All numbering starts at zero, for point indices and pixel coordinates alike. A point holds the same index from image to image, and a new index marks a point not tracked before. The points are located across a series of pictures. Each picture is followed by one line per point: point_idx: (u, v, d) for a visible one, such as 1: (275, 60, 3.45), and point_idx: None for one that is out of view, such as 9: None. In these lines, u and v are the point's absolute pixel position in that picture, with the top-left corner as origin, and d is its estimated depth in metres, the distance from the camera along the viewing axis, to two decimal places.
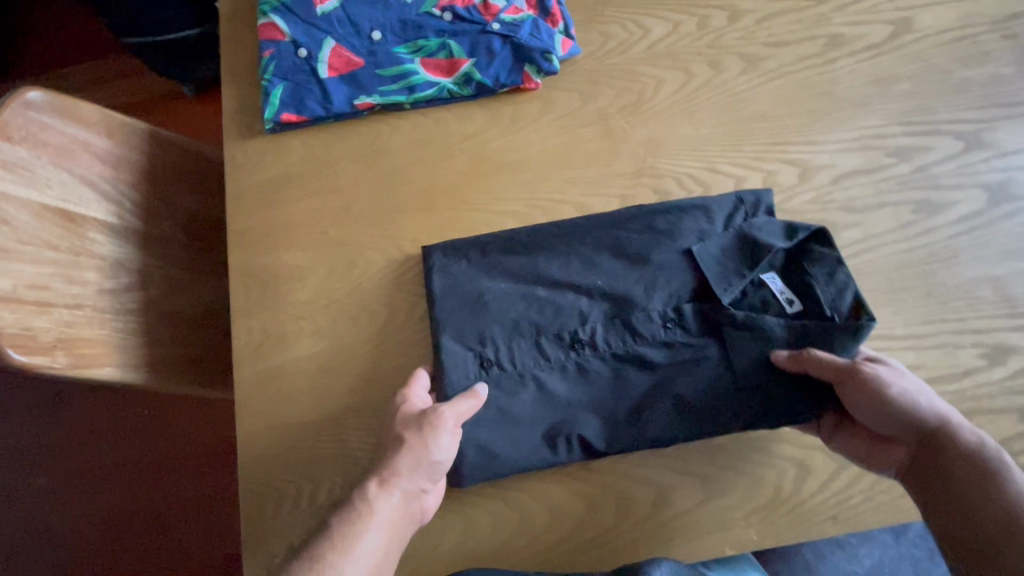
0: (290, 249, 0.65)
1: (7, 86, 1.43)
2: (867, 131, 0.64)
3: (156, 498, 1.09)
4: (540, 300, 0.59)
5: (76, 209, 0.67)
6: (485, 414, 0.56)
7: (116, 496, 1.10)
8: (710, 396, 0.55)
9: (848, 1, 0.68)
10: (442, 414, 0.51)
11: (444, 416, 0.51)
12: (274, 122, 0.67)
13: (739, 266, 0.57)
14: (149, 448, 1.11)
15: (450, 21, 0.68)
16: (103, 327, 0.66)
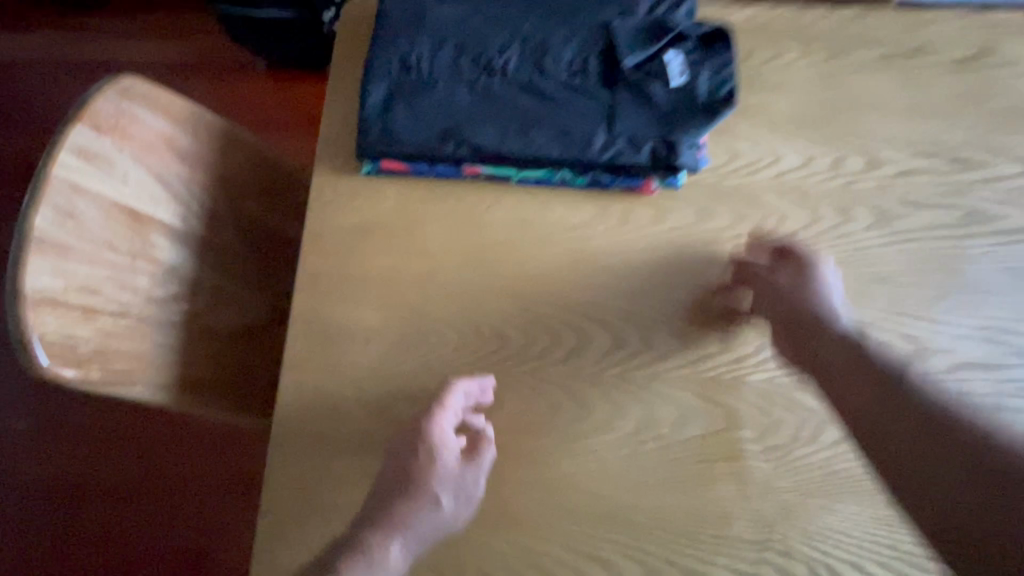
0: (360, 305, 0.60)
1: (93, 23, 1.52)
2: (992, 323, 0.60)
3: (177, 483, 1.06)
4: (470, 31, 0.64)
5: (143, 208, 0.62)
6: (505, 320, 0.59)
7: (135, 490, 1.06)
8: (588, 120, 0.61)
9: (994, 177, 0.65)
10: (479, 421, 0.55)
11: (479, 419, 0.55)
12: (373, 167, 0.63)
13: (646, 40, 0.63)
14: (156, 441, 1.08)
15: (575, 89, 0.62)
16: (144, 340, 0.61)
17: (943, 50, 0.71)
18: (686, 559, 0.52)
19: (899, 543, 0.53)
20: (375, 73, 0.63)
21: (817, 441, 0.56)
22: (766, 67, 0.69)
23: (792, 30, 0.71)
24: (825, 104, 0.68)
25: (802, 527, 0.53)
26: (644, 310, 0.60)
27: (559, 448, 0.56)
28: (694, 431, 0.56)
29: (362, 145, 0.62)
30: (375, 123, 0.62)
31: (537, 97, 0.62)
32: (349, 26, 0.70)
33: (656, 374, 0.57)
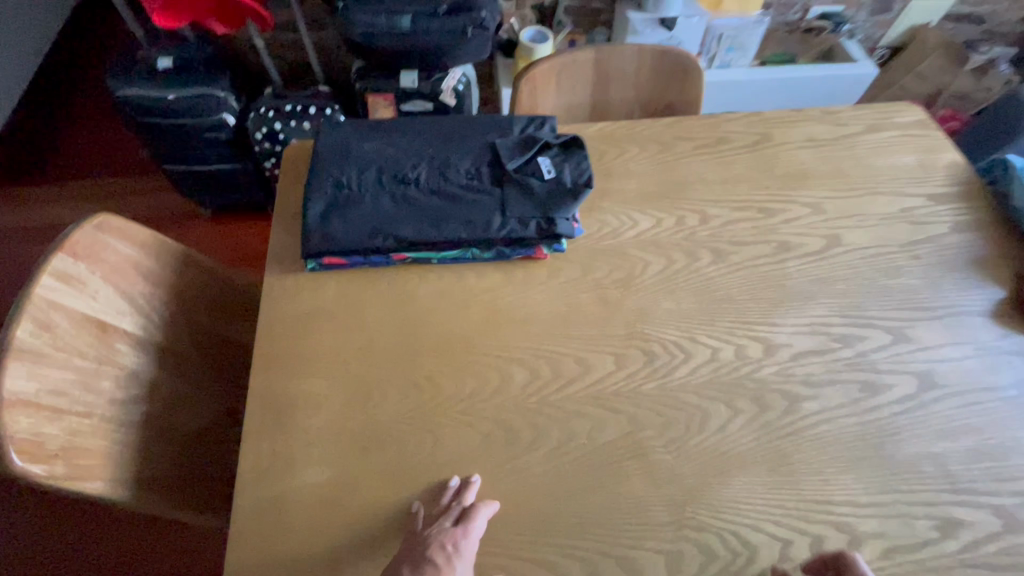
0: (311, 376, 0.69)
1: (45, 190, 1.72)
2: (815, 319, 0.77)
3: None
4: (388, 157, 0.84)
5: (110, 320, 0.71)
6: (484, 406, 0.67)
7: None
8: (486, 209, 0.79)
9: (790, 218, 0.88)
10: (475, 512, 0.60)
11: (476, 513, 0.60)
12: (317, 263, 0.77)
13: (521, 151, 0.85)
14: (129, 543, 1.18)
15: (473, 189, 0.81)
16: (105, 438, 0.66)
17: (738, 138, 0.98)
18: (615, 548, 0.60)
19: (788, 504, 0.63)
20: (313, 194, 0.79)
21: (705, 430, 0.68)
22: (614, 163, 0.93)
23: (630, 136, 0.97)
24: (663, 182, 0.91)
25: (707, 504, 0.63)
26: (551, 346, 0.73)
27: (495, 471, 0.64)
28: (605, 437, 0.67)
29: (306, 247, 0.76)
30: (317, 229, 0.77)
31: (445, 198, 0.80)
32: (290, 163, 0.88)
33: (568, 396, 0.69)
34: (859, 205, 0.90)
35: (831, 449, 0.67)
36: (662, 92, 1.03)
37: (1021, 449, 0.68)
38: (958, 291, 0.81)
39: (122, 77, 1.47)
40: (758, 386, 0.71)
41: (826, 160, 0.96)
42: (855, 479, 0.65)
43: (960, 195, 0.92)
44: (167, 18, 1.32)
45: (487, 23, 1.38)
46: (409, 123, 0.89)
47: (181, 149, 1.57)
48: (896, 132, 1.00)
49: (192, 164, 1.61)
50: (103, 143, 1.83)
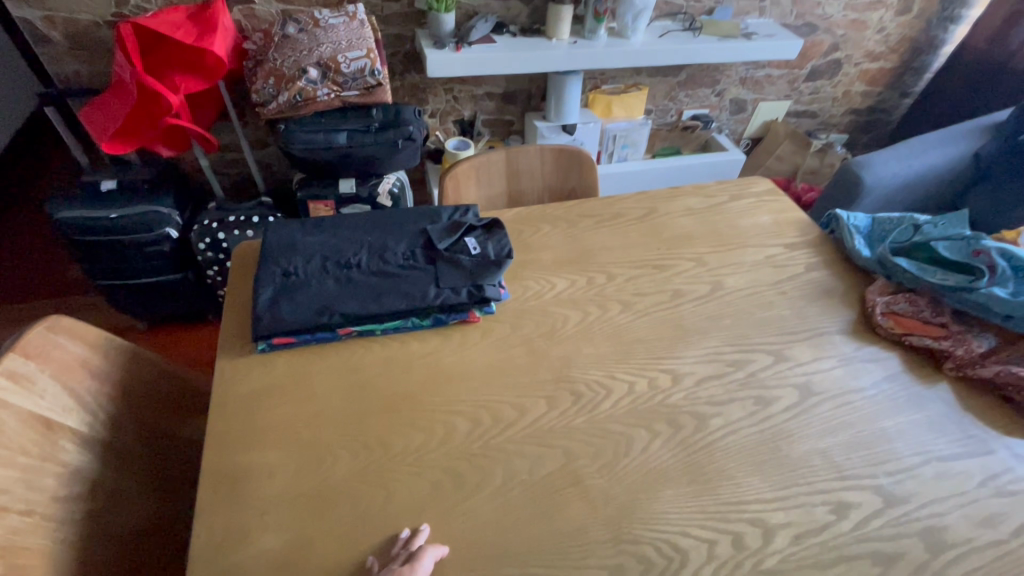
0: (264, 449, 0.73)
1: None
2: (710, 350, 0.91)
3: None
4: (331, 248, 0.95)
5: (56, 417, 0.72)
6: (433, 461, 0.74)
7: None
8: (422, 283, 0.91)
9: (680, 271, 1.06)
10: (423, 555, 0.63)
11: (424, 556, 0.63)
12: (267, 344, 0.84)
13: (449, 234, 0.99)
14: None
15: (409, 268, 0.93)
16: (45, 537, 0.65)
17: (630, 212, 1.18)
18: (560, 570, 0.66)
19: (707, 508, 0.72)
20: (262, 283, 0.88)
21: (630, 452, 0.77)
22: (531, 239, 1.09)
23: (542, 217, 1.15)
24: (573, 251, 1.08)
25: (641, 518, 0.70)
26: (488, 396, 0.82)
27: (446, 514, 0.69)
28: (543, 470, 0.74)
29: (256, 330, 0.83)
30: (266, 313, 0.84)
31: (384, 277, 0.91)
32: (239, 258, 0.97)
33: (508, 438, 0.77)
34: (733, 256, 1.10)
35: (739, 455, 0.77)
36: (564, 180, 1.23)
37: (887, 437, 0.82)
38: (818, 316, 0.99)
39: (63, 200, 1.53)
40: (671, 410, 0.82)
41: (703, 223, 1.17)
42: (761, 479, 0.75)
43: (808, 243, 1.14)
44: (116, 146, 1.40)
45: (414, 136, 1.58)
46: (349, 218, 1.02)
47: (120, 264, 1.60)
48: (753, 199, 1.24)
49: (130, 278, 1.63)
50: (36, 263, 1.82)
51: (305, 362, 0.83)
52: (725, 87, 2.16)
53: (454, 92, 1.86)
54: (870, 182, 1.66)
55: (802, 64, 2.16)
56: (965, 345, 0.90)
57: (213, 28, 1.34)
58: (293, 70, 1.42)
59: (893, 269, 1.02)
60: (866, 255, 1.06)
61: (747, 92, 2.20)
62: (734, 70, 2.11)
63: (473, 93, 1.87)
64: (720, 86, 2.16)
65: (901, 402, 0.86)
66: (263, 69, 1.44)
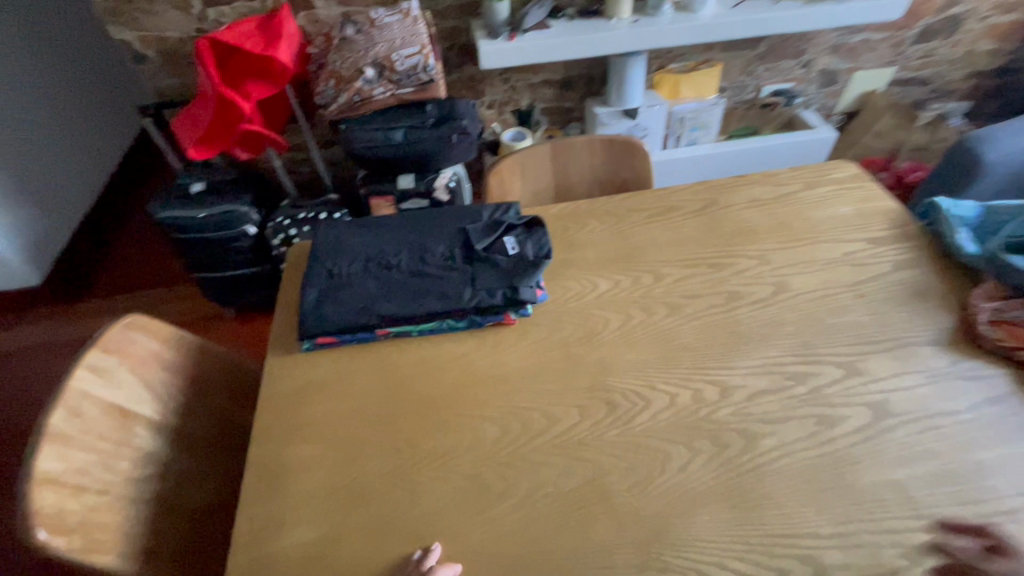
0: (301, 444, 0.77)
1: (92, 301, 1.94)
2: (767, 360, 0.83)
3: None
4: (374, 248, 0.97)
5: (131, 406, 0.81)
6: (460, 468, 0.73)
7: None
8: (457, 285, 0.90)
9: (739, 270, 0.96)
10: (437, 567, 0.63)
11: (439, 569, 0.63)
12: (311, 343, 0.87)
13: (488, 233, 0.97)
14: None
15: (446, 269, 0.93)
16: (118, 514, 0.73)
17: (686, 205, 1.09)
18: None
19: (751, 539, 0.65)
20: (309, 284, 0.92)
21: (666, 470, 0.71)
22: (576, 236, 1.05)
23: (589, 212, 1.10)
24: (621, 248, 1.02)
25: (674, 544, 0.65)
26: (520, 401, 0.79)
27: (468, 523, 0.68)
28: (570, 483, 0.71)
29: (301, 330, 0.87)
30: (311, 313, 0.88)
31: (422, 278, 0.92)
32: (293, 259, 1.02)
33: (536, 446, 0.75)
34: (803, 253, 0.98)
35: (793, 482, 0.69)
36: (615, 172, 1.16)
37: (983, 471, 0.69)
38: (905, 324, 0.86)
39: (161, 201, 1.70)
40: (717, 426, 0.75)
41: (770, 216, 1.05)
42: (818, 511, 0.67)
43: (899, 236, 0.99)
44: (201, 152, 1.52)
45: (468, 130, 1.58)
46: (393, 218, 1.03)
47: (208, 258, 1.76)
48: (833, 187, 1.10)
49: (216, 271, 1.79)
50: (145, 257, 2.07)
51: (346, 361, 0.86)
52: (813, 57, 1.93)
53: (511, 82, 1.82)
54: (993, 160, 1.42)
55: (910, 24, 1.87)
56: None
57: (279, 35, 1.42)
58: (351, 71, 1.47)
59: (1006, 269, 0.85)
60: (972, 251, 0.90)
61: (841, 61, 1.96)
62: (824, 36, 1.88)
63: (530, 81, 1.83)
64: (806, 56, 1.93)
65: (1005, 431, 0.73)
66: (325, 71, 1.50)
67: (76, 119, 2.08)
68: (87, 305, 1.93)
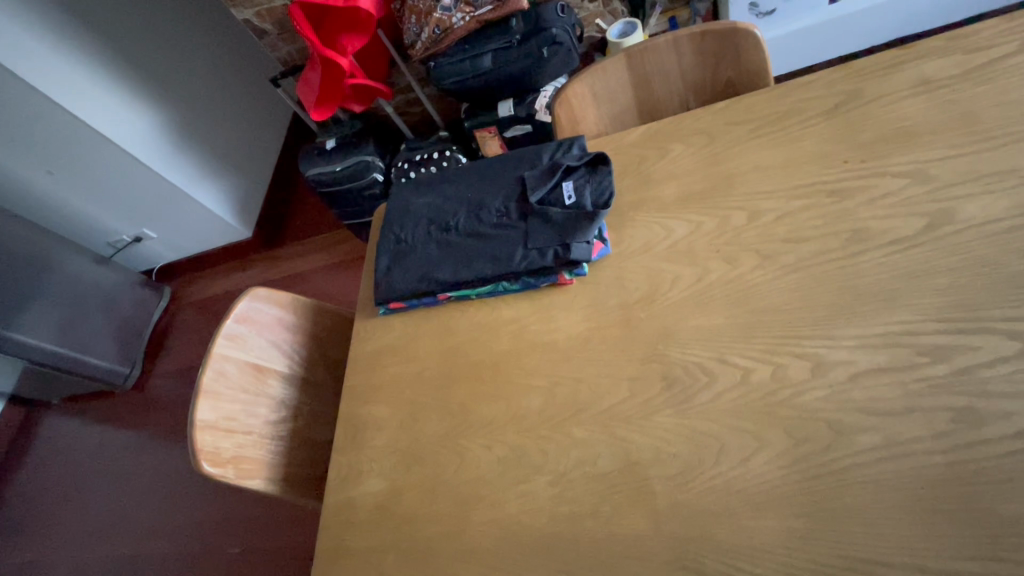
0: (377, 403, 0.86)
1: (287, 249, 2.41)
2: (894, 326, 0.62)
3: (304, 540, 1.65)
4: (437, 209, 0.96)
5: (263, 363, 1.00)
6: (506, 439, 0.74)
7: (278, 553, 1.66)
8: (510, 245, 0.85)
9: (877, 196, 0.71)
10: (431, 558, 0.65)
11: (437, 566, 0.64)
12: (385, 308, 0.94)
13: (545, 181, 0.88)
14: (302, 536, 1.66)
15: (501, 228, 0.88)
16: (262, 448, 0.94)
17: (810, 105, 0.82)
18: None
19: (818, 556, 0.55)
20: (382, 251, 0.97)
21: (721, 463, 0.62)
22: (654, 168, 0.88)
23: (675, 132, 0.90)
24: (708, 178, 0.83)
25: (718, 544, 0.59)
26: (568, 371, 0.75)
27: (508, 493, 0.71)
28: (611, 465, 0.67)
29: (376, 296, 0.93)
30: (383, 280, 0.94)
31: (478, 238, 0.89)
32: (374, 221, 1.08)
33: (579, 422, 0.71)
34: (993, 160, 0.67)
35: (893, 495, 0.54)
36: (715, 73, 0.92)
37: None
38: None
39: (305, 161, 1.93)
40: (799, 414, 0.61)
41: (946, 105, 0.73)
42: (924, 537, 0.52)
43: None
44: (321, 112, 1.65)
45: (560, 39, 1.41)
46: (456, 171, 1.00)
47: (350, 208, 1.98)
48: None
49: (358, 217, 2.02)
50: (315, 208, 2.45)
51: (416, 324, 0.91)
52: None
53: None
54: None
55: None
56: None
57: None
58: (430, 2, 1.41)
59: None
60: None
61: None
62: None
63: None
64: None
65: None
66: (407, 8, 1.45)
67: (249, 91, 2.41)
68: (284, 252, 2.41)
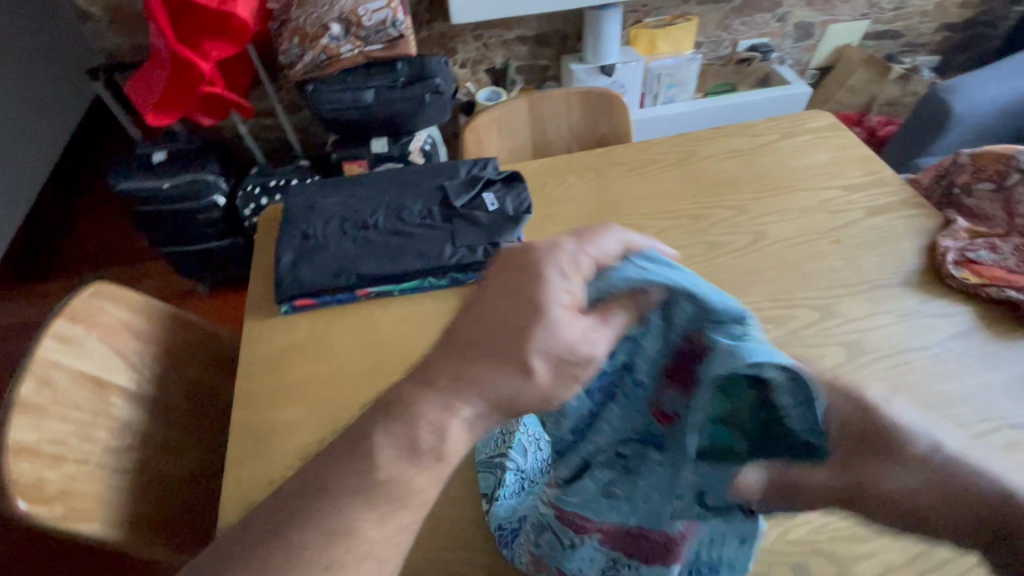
0: (285, 406, 0.76)
1: (57, 279, 1.87)
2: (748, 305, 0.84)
3: None
4: (349, 209, 0.94)
5: (105, 375, 0.79)
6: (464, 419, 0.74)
7: None
8: (437, 243, 0.89)
9: (718, 221, 0.97)
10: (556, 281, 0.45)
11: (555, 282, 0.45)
12: (289, 305, 0.86)
13: (466, 190, 0.95)
14: None
15: (425, 228, 0.91)
16: (101, 483, 0.72)
17: (664, 157, 1.08)
18: None
19: None
20: (284, 247, 0.90)
21: None
22: (556, 191, 1.03)
23: (568, 166, 1.08)
24: (600, 202, 1.01)
25: None
26: None
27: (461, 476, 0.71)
28: None
29: (279, 292, 0.85)
30: (288, 275, 0.86)
31: (400, 238, 0.90)
32: (265, 222, 0.99)
33: None
34: (781, 201, 0.99)
35: None
36: (593, 127, 1.15)
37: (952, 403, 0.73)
38: (878, 267, 0.88)
39: (120, 172, 1.61)
40: None
41: (748, 166, 1.05)
42: None
43: (872, 182, 1.00)
44: (160, 117, 1.44)
45: (442, 88, 1.51)
46: (367, 177, 1.00)
47: (176, 233, 1.69)
48: (809, 136, 1.10)
49: (186, 244, 1.72)
50: (111, 235, 2.01)
51: (328, 321, 0.85)
52: (788, 10, 1.92)
53: (483, 39, 1.77)
54: (961, 111, 1.48)
55: None
56: None
57: None
58: (316, 27, 1.42)
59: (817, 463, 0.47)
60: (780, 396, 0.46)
61: (815, 13, 1.95)
62: None
63: (504, 38, 1.78)
64: (782, 9, 1.91)
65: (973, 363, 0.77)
66: (288, 29, 1.45)
67: (28, 91, 1.97)
68: (52, 282, 1.86)
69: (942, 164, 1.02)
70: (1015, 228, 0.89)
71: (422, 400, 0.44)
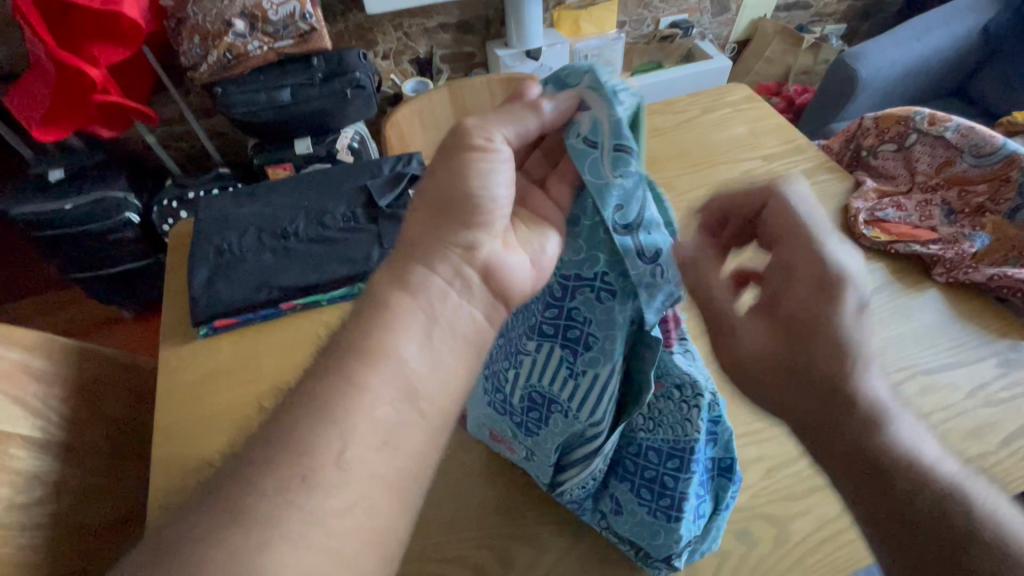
0: (210, 436, 0.71)
1: None
2: None
3: None
4: (266, 215, 0.89)
5: (3, 426, 0.69)
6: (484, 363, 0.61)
7: None
8: (364, 247, 0.86)
9: None
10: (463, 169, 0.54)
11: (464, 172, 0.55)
12: (209, 327, 0.81)
13: (390, 187, 0.91)
14: None
15: (349, 232, 0.87)
16: (8, 546, 0.64)
17: None
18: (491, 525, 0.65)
19: None
20: (198, 264, 0.84)
21: None
22: None
23: None
24: None
25: None
26: None
27: None
28: None
29: (195, 314, 0.80)
30: (204, 292, 0.81)
31: (323, 244, 0.86)
32: (177, 243, 0.93)
33: None
34: (705, 176, 1.01)
35: None
36: None
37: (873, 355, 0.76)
38: None
39: (9, 195, 1.44)
40: None
41: (673, 143, 1.07)
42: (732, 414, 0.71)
43: (789, 150, 1.04)
44: (49, 131, 1.31)
45: (363, 83, 1.45)
46: (285, 181, 0.95)
47: (81, 260, 1.55)
48: (727, 109, 1.13)
49: (97, 270, 1.59)
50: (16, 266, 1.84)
51: (252, 338, 0.80)
52: None
53: (404, 28, 1.71)
54: (867, 76, 1.56)
55: None
56: (955, 248, 0.84)
57: None
58: (217, 24, 1.32)
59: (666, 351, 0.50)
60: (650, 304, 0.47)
61: None
62: None
63: (424, 26, 1.72)
64: None
65: (887, 315, 0.81)
66: (185, 27, 1.33)
67: None
68: None
69: (849, 128, 1.07)
70: (917, 186, 0.94)
71: (384, 288, 0.47)
